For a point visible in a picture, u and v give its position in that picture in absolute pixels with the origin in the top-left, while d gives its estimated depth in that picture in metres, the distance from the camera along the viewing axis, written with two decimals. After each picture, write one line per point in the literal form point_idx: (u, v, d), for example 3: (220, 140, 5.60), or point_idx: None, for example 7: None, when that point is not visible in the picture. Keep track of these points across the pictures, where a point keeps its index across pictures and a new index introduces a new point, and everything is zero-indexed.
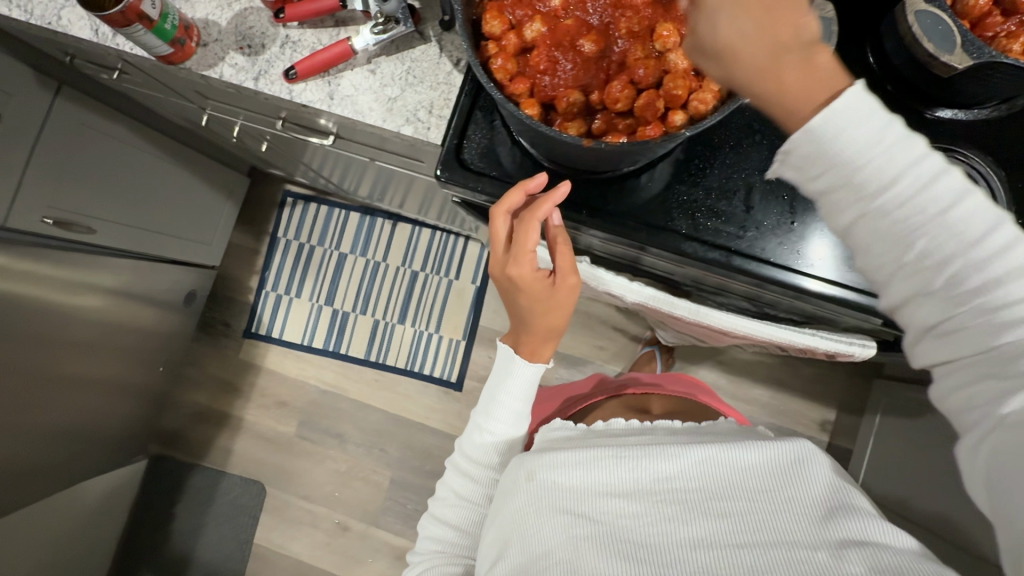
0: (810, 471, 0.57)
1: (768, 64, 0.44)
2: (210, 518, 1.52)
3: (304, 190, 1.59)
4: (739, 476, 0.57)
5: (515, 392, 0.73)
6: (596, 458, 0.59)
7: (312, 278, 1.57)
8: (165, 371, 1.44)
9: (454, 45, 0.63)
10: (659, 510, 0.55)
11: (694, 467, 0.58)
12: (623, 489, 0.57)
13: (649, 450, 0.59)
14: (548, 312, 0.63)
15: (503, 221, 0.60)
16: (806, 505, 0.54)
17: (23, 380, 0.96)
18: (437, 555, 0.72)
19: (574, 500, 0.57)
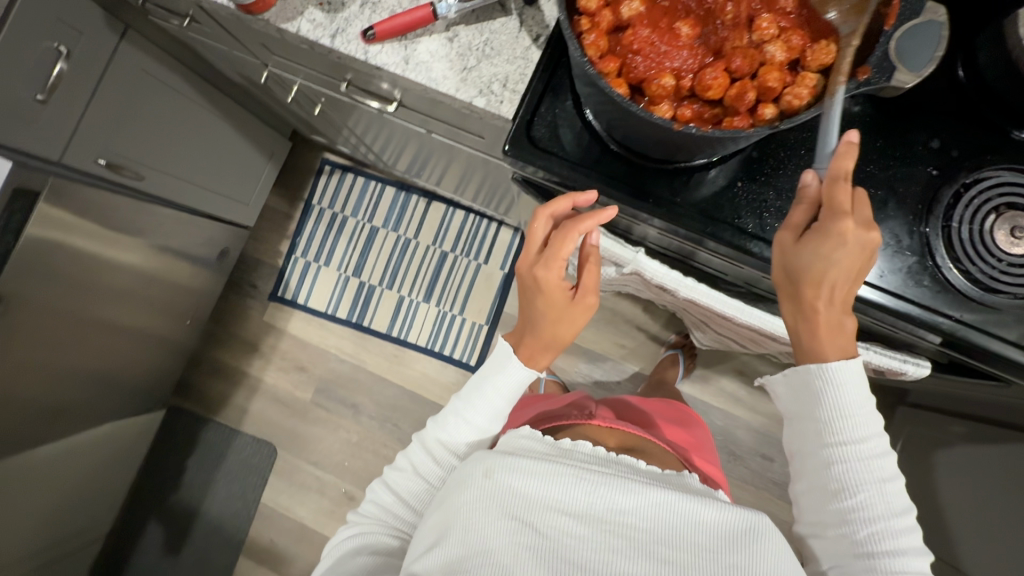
0: (761, 544, 0.52)
1: (818, 311, 0.57)
2: (220, 474, 1.54)
3: (343, 160, 1.60)
4: (692, 534, 0.52)
5: (502, 392, 0.69)
6: (555, 474, 0.54)
7: (342, 248, 1.58)
8: (192, 325, 1.46)
9: (535, 21, 0.63)
10: (603, 541, 0.51)
11: (649, 509, 0.53)
12: (574, 510, 0.53)
13: (608, 481, 0.54)
14: (559, 323, 0.66)
15: (544, 223, 0.63)
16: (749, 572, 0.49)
17: (61, 316, 0.97)
18: (377, 525, 0.69)
19: (522, 508, 0.52)
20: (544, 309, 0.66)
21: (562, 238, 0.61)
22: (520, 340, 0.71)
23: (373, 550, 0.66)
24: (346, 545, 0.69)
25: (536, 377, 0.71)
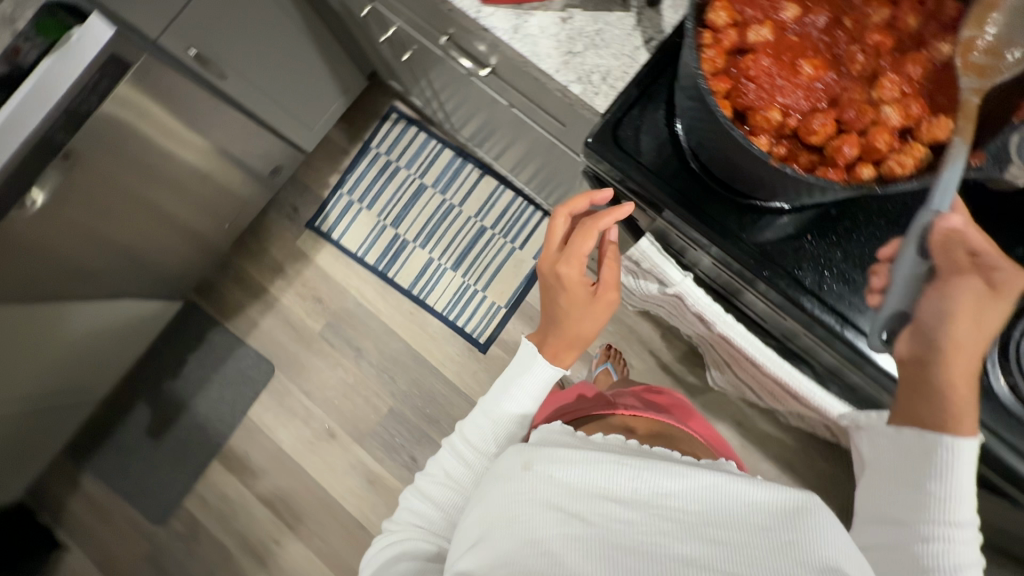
0: (817, 519, 0.49)
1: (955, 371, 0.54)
2: (216, 378, 1.58)
3: (411, 113, 1.61)
4: (739, 514, 0.51)
5: (529, 392, 0.70)
6: (596, 463, 0.55)
7: (387, 196, 1.59)
8: (227, 230, 1.49)
9: (652, 24, 0.62)
10: (654, 524, 0.51)
11: (694, 494, 0.53)
12: (620, 497, 0.53)
13: (650, 470, 0.55)
14: (583, 319, 0.70)
15: (564, 221, 0.69)
16: (809, 544, 0.47)
17: (115, 186, 1.00)
18: (414, 530, 0.69)
19: (567, 498, 0.53)
20: (567, 306, 0.70)
21: (584, 236, 0.66)
22: (544, 339, 0.74)
23: (408, 557, 0.65)
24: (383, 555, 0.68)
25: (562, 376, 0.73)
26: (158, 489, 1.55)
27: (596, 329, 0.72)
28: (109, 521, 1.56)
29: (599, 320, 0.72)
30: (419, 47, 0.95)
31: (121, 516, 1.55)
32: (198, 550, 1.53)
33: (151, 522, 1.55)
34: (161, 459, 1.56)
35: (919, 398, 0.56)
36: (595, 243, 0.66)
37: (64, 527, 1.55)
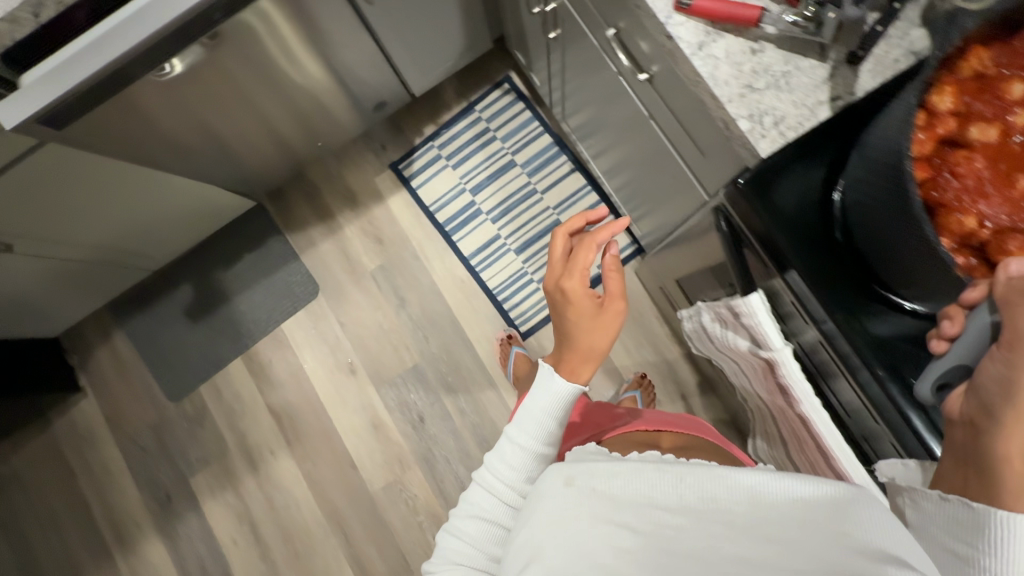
0: (863, 510, 0.48)
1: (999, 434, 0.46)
2: (262, 283, 1.61)
3: (524, 88, 1.59)
4: (792, 507, 0.49)
5: (548, 411, 0.73)
6: (637, 473, 0.54)
7: (475, 162, 1.58)
8: (316, 147, 1.50)
9: (844, 82, 0.58)
10: (705, 528, 0.48)
11: (747, 492, 0.51)
12: (669, 504, 0.51)
13: (702, 478, 0.53)
14: (594, 331, 0.72)
15: (562, 240, 0.77)
16: (863, 534, 0.45)
17: (240, 76, 1.01)
18: (459, 573, 0.67)
19: (613, 509, 0.51)
20: (578, 316, 0.73)
21: (582, 250, 0.73)
22: (559, 359, 0.76)
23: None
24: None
25: (581, 391, 0.75)
26: (181, 367, 1.61)
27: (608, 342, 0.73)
28: (129, 381, 1.62)
29: (609, 327, 0.73)
30: (573, 30, 0.92)
31: (141, 381, 1.62)
32: (200, 435, 1.59)
33: (166, 395, 1.61)
34: (191, 341, 1.61)
35: (971, 467, 0.48)
36: (596, 256, 0.72)
37: (88, 373, 1.63)
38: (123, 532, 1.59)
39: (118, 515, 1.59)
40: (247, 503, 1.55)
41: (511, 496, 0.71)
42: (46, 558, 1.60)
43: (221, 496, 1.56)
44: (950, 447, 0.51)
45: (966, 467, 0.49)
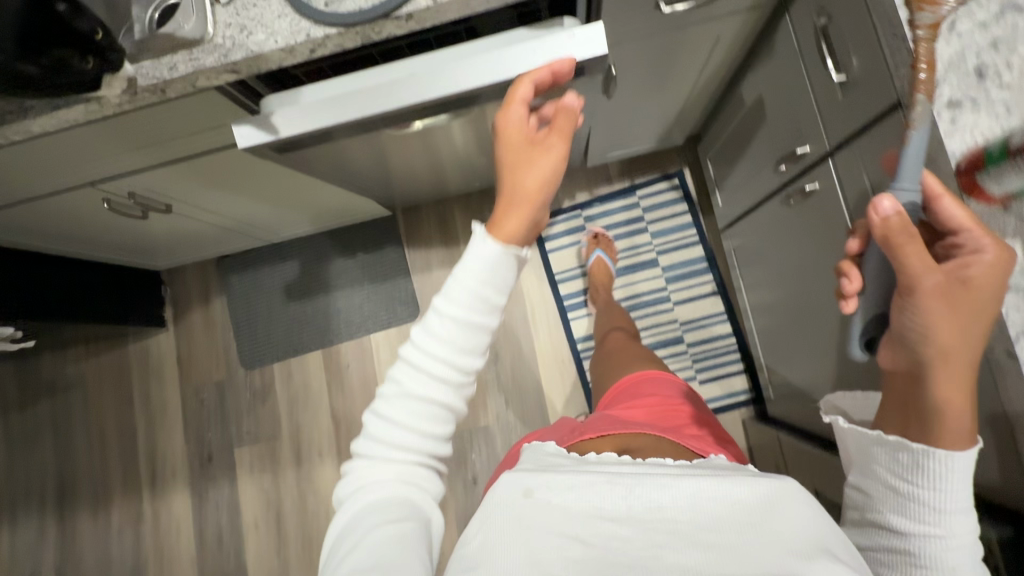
0: (792, 505, 0.48)
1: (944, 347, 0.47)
2: (367, 288, 1.58)
3: (692, 190, 1.49)
4: (722, 509, 0.48)
5: (471, 280, 0.54)
6: (590, 484, 0.52)
7: (617, 246, 1.50)
8: (469, 182, 1.44)
9: None
10: (651, 537, 0.47)
11: (686, 494, 0.50)
12: (616, 515, 0.49)
13: (629, 475, 0.52)
14: (523, 168, 0.57)
15: (523, 86, 0.61)
16: (795, 531, 0.46)
17: (453, 134, 0.95)
18: (382, 483, 0.55)
19: (569, 522, 0.49)
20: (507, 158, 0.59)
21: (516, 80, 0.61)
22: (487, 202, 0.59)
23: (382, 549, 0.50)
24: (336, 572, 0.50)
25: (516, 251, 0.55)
26: (263, 338, 1.60)
27: (547, 183, 0.57)
28: (212, 333, 1.61)
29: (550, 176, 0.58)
30: (827, 219, 0.83)
31: (221, 339, 1.61)
32: (258, 412, 1.58)
33: (240, 360, 1.60)
34: (281, 317, 1.60)
35: (914, 412, 0.51)
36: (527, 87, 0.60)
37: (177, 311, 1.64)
38: (157, 474, 1.59)
39: (158, 456, 1.60)
40: (280, 494, 1.53)
41: (440, 388, 0.56)
42: (82, 471, 1.63)
43: (258, 477, 1.55)
44: (884, 396, 0.55)
45: (894, 414, 0.54)
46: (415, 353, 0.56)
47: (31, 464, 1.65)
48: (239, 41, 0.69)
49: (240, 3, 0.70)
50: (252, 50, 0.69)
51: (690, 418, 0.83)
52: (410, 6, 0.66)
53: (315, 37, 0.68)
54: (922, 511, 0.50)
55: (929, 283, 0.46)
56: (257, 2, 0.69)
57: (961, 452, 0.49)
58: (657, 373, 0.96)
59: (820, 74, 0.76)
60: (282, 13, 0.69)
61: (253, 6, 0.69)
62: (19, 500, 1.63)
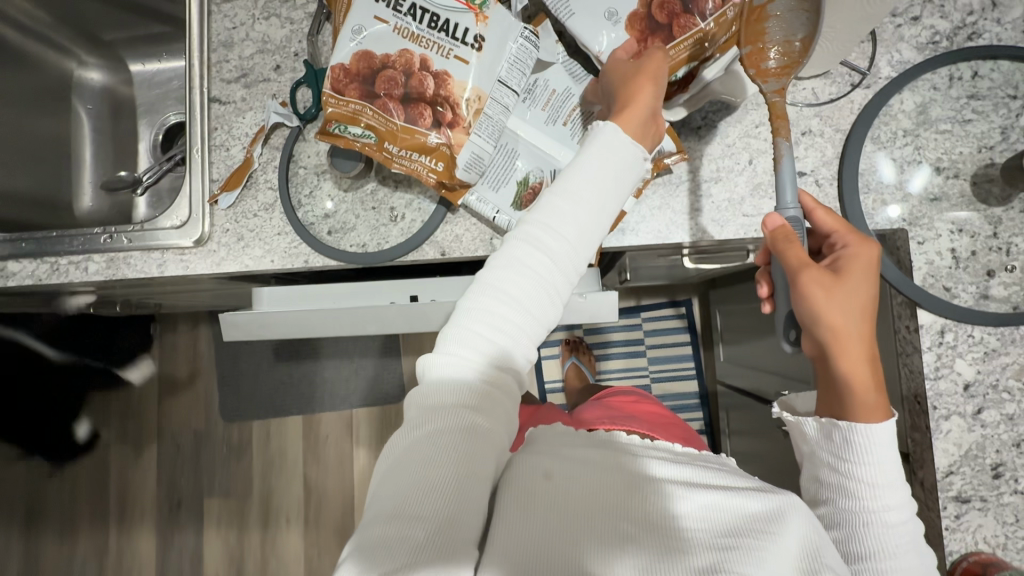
0: (792, 515, 0.45)
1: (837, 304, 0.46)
2: (356, 361, 1.56)
3: (698, 321, 1.45)
4: (733, 525, 0.44)
5: (583, 197, 0.47)
6: (599, 479, 0.46)
7: (612, 365, 1.46)
8: None
9: None
10: (661, 545, 0.42)
11: (699, 507, 0.45)
12: (630, 517, 0.44)
13: (651, 483, 0.47)
14: (640, 85, 0.49)
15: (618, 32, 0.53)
16: (798, 547, 0.43)
17: None
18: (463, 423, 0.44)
19: (566, 509, 0.44)
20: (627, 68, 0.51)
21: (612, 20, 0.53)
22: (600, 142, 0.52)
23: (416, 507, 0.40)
24: (382, 511, 0.40)
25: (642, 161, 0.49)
26: (246, 394, 1.59)
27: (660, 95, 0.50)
28: (194, 378, 1.63)
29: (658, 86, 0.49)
30: None
31: (208, 387, 1.62)
32: (232, 466, 1.59)
33: (221, 412, 1.61)
34: (267, 377, 1.59)
35: (828, 387, 0.49)
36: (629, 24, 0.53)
37: (164, 350, 1.64)
38: (127, 510, 1.62)
39: (131, 492, 1.62)
40: (244, 552, 1.55)
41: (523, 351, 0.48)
42: (52, 495, 1.64)
43: (224, 531, 1.57)
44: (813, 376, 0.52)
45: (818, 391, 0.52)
46: (495, 298, 0.46)
47: None
48: (234, 252, 0.65)
49: (239, 209, 0.66)
50: (246, 265, 0.65)
51: (669, 418, 0.88)
52: (415, 254, 0.62)
53: (313, 265, 0.64)
54: (857, 487, 0.47)
55: (812, 270, 0.46)
56: (257, 212, 0.65)
57: (875, 427, 0.47)
58: (627, 389, 1.06)
59: None
60: (282, 230, 0.64)
61: (253, 216, 0.65)
62: None
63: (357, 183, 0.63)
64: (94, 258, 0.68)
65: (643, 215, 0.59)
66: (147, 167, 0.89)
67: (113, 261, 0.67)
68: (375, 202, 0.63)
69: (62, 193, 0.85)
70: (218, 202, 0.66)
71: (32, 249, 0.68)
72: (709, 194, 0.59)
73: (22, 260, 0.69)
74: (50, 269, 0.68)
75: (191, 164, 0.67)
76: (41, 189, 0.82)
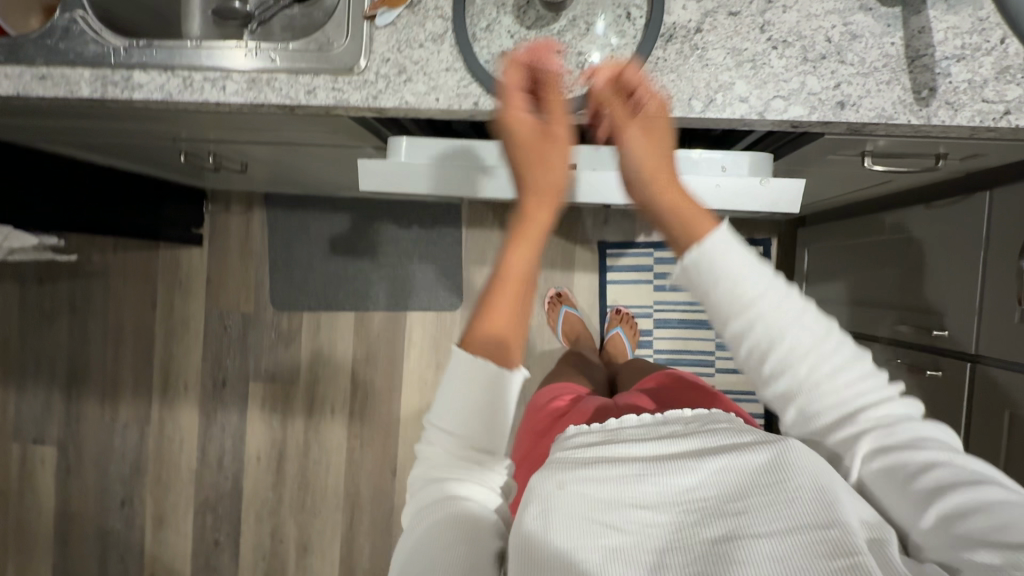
0: (813, 455, 0.38)
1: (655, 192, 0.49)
2: (414, 263, 1.51)
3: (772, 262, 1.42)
4: (736, 477, 0.37)
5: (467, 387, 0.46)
6: (604, 468, 0.38)
7: (677, 297, 1.43)
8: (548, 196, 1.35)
9: None
10: (685, 519, 0.35)
11: (710, 477, 0.37)
12: (638, 505, 0.36)
13: (653, 457, 0.39)
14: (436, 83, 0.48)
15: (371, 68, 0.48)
16: (817, 483, 0.35)
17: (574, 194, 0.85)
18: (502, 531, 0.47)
19: (594, 508, 0.36)
20: None
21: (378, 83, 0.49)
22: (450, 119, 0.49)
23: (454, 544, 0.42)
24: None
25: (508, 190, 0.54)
26: (298, 284, 1.56)
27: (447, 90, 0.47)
28: (246, 261, 1.59)
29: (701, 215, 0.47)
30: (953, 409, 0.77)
31: (260, 272, 1.58)
32: (280, 353, 1.58)
33: (271, 298, 1.58)
34: (320, 269, 1.55)
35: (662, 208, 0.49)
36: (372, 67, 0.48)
37: (216, 230, 1.59)
38: (170, 384, 1.63)
39: (174, 367, 1.62)
40: (287, 437, 1.57)
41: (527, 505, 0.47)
42: (95, 363, 1.65)
43: (269, 414, 1.58)
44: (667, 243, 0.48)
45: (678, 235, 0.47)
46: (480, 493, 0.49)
47: (43, 342, 1.66)
48: (394, 85, 0.59)
49: (403, 35, 0.59)
50: (406, 101, 0.59)
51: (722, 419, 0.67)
52: (602, 108, 0.56)
53: (482, 108, 0.58)
54: (956, 472, 0.39)
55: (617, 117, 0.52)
56: (424, 43, 0.59)
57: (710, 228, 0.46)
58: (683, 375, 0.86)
59: (1001, 280, 0.69)
60: (451, 66, 0.58)
61: (418, 47, 0.59)
62: (31, 371, 1.66)
63: (544, 21, 0.58)
64: (233, 76, 0.62)
65: (867, 90, 0.53)
66: None
67: (255, 82, 0.61)
68: (561, 45, 0.58)
69: None
70: (375, 19, 0.59)
71: (163, 58, 0.62)
72: (947, 73, 0.52)
73: (151, 70, 0.63)
74: (182, 84, 0.62)
75: None
76: None
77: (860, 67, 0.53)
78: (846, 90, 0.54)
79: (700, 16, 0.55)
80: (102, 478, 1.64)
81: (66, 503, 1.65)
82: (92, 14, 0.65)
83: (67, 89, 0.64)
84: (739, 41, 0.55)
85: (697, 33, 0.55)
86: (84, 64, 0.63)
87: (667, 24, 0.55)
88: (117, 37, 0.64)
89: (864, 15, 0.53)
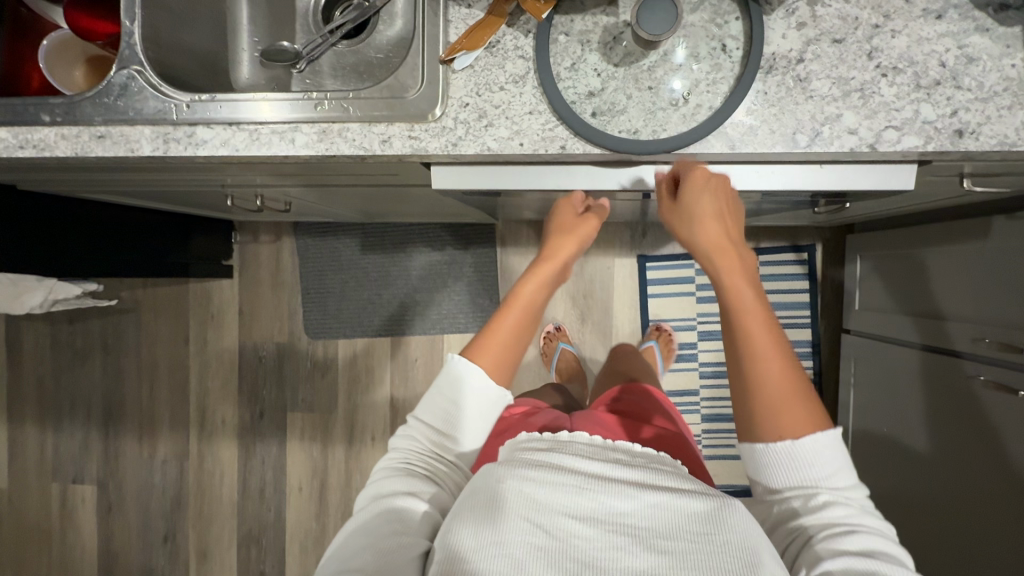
0: (741, 516, 0.42)
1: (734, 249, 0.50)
2: (449, 284, 1.48)
3: (817, 269, 1.38)
4: (673, 514, 0.42)
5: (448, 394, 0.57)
6: (560, 481, 0.43)
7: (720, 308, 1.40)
8: None
9: None
10: (613, 538, 0.40)
11: (647, 505, 0.42)
12: (576, 512, 0.42)
13: (605, 477, 0.44)
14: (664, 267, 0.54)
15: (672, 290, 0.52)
16: (743, 547, 0.40)
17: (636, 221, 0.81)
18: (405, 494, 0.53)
19: (537, 511, 0.42)
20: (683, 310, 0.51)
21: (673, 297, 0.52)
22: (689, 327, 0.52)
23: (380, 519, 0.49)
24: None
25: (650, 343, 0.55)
26: (331, 312, 1.54)
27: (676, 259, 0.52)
28: (278, 291, 1.57)
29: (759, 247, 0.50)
30: None
31: (293, 301, 1.56)
32: (317, 383, 1.56)
33: (304, 327, 1.56)
34: (353, 295, 1.52)
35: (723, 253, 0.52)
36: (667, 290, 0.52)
37: (246, 260, 1.57)
38: (207, 418, 1.61)
39: (211, 400, 1.60)
40: (327, 467, 1.55)
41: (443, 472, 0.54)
42: (130, 399, 1.63)
43: (308, 444, 1.56)
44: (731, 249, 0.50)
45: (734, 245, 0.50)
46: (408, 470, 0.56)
47: (77, 381, 1.64)
48: (474, 131, 0.56)
49: (482, 79, 0.56)
50: (489, 146, 0.56)
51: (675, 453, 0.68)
52: (700, 146, 0.53)
53: (570, 152, 0.55)
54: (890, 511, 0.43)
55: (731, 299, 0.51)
56: (504, 85, 0.56)
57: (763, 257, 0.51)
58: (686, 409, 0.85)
59: None
60: (534, 108, 0.55)
61: (499, 90, 0.56)
62: (67, 411, 1.65)
63: (633, 57, 0.55)
64: (302, 128, 0.59)
65: (987, 115, 0.50)
66: (307, 39, 0.78)
67: (325, 133, 0.59)
68: (652, 81, 0.55)
69: (219, 60, 0.75)
70: (451, 63, 0.56)
71: (227, 113, 0.59)
72: None
73: (216, 125, 0.60)
74: (249, 138, 0.60)
75: (420, 22, 0.57)
76: (203, 50, 0.72)
77: (978, 92, 0.50)
78: (964, 117, 0.50)
79: (802, 45, 0.52)
80: (143, 515, 1.63)
81: (108, 542, 1.63)
82: (149, 69, 0.62)
83: (128, 148, 0.61)
84: (846, 70, 0.52)
85: (800, 63, 0.52)
86: (145, 121, 0.61)
87: (767, 55, 0.52)
88: (178, 93, 0.61)
89: (981, 36, 0.50)
